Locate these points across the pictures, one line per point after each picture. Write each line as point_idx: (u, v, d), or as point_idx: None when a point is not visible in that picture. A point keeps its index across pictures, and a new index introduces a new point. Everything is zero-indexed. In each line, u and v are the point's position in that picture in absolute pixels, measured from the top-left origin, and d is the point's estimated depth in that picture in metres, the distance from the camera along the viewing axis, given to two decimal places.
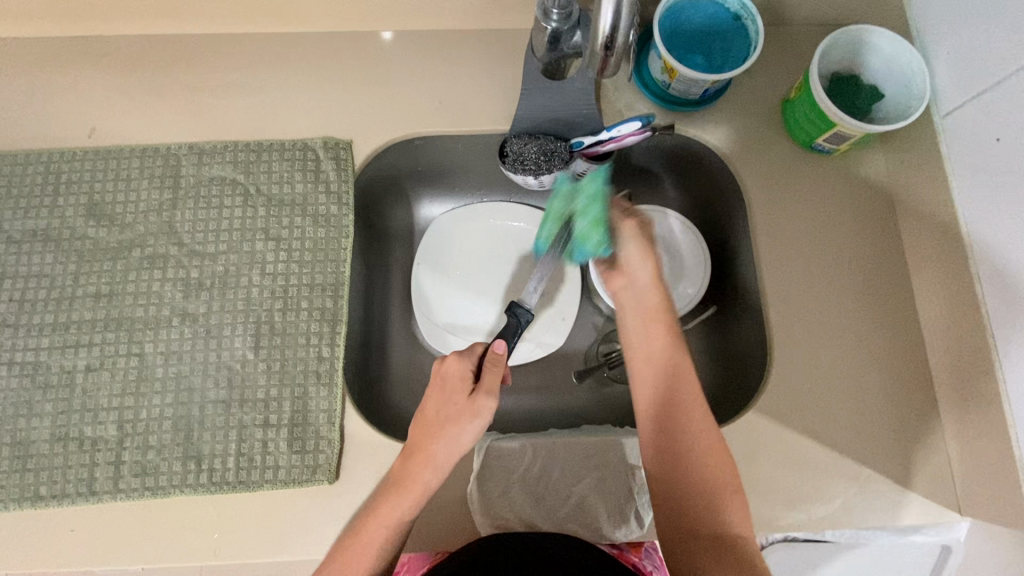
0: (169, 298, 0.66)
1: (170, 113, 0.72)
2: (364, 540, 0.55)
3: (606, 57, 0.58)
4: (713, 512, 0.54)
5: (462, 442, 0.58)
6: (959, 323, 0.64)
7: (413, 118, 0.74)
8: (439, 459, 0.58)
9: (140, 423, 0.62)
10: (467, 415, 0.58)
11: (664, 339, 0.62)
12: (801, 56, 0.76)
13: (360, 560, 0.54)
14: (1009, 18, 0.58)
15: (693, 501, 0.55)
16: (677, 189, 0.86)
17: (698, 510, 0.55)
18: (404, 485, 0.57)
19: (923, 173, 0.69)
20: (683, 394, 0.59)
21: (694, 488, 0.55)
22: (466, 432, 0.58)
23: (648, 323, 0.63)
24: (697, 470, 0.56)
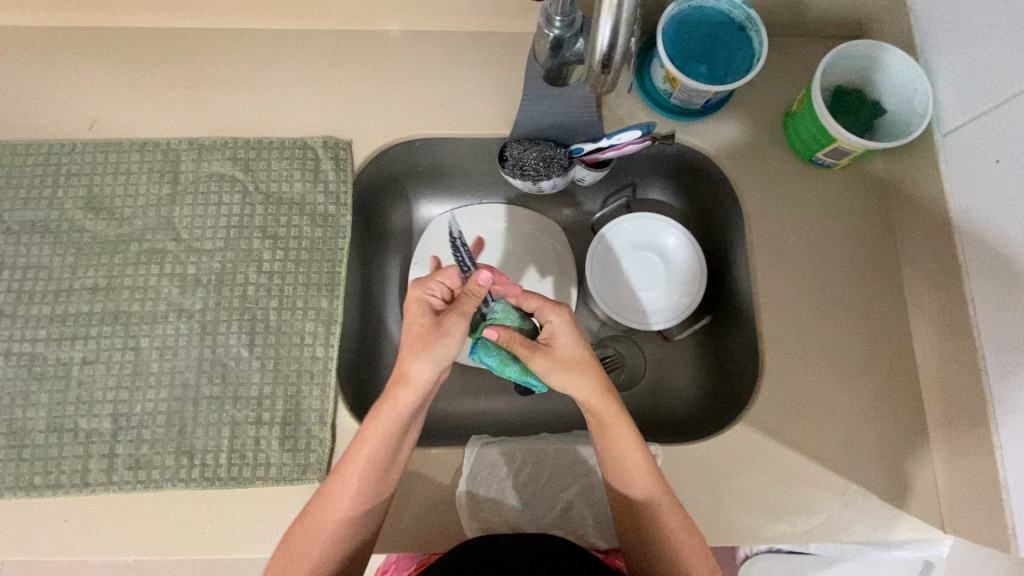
0: (166, 293, 0.67)
1: (171, 108, 0.72)
2: (347, 473, 0.56)
3: (603, 74, 0.58)
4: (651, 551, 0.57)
5: (447, 354, 0.57)
6: (951, 342, 0.64)
7: (414, 119, 0.74)
8: (422, 383, 0.57)
9: (134, 417, 0.63)
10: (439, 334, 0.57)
11: (597, 401, 0.59)
12: (805, 68, 0.76)
13: (337, 507, 0.55)
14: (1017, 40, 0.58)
15: (634, 533, 0.59)
16: (676, 196, 0.86)
17: (640, 544, 0.59)
18: (385, 414, 0.57)
19: (922, 191, 0.69)
20: (621, 444, 0.58)
21: (637, 527, 0.59)
22: (449, 346, 0.57)
23: (559, 375, 0.58)
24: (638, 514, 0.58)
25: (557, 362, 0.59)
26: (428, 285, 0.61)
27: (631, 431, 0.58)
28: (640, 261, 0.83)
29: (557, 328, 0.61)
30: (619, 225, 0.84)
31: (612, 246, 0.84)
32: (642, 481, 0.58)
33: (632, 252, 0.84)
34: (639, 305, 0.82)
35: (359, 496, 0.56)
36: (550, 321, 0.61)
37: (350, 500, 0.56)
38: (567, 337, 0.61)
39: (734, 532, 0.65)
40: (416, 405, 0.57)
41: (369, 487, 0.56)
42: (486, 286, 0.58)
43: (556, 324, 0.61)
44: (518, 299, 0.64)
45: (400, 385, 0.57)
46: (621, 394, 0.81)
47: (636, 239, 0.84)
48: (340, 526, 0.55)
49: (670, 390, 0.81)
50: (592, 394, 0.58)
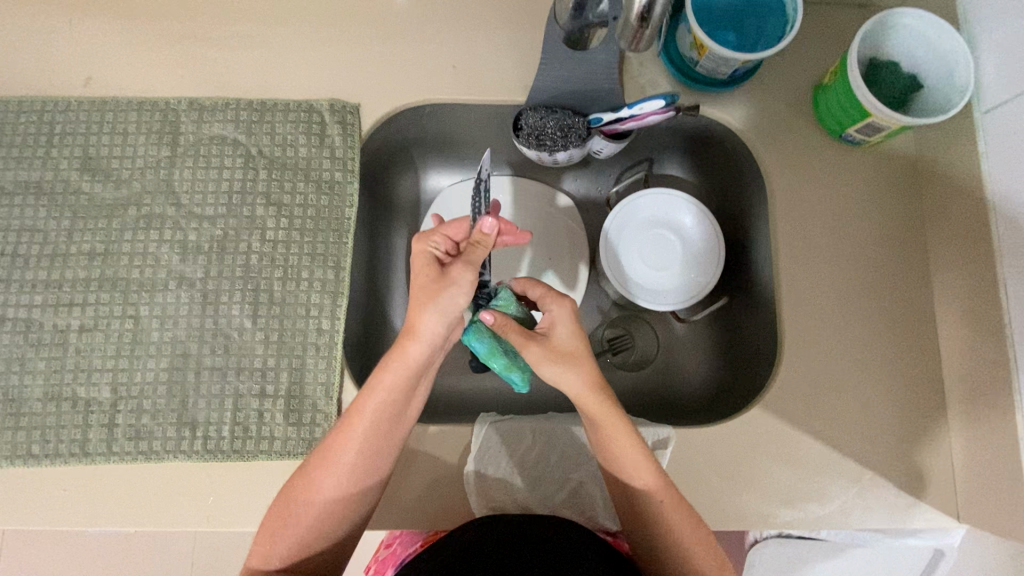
0: (166, 261, 0.64)
1: (170, 65, 0.68)
2: (351, 427, 0.54)
3: None
4: (649, 543, 0.56)
5: (455, 306, 0.53)
6: (979, 329, 0.62)
7: (425, 83, 0.70)
8: (432, 334, 0.52)
9: (134, 387, 0.61)
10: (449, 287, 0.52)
11: (588, 396, 0.56)
12: (838, 38, 0.72)
13: (332, 468, 0.53)
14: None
15: (632, 525, 0.58)
16: (695, 172, 0.83)
17: (638, 535, 0.58)
18: (398, 363, 0.53)
19: (956, 171, 0.66)
20: (615, 438, 0.56)
21: (634, 520, 0.57)
22: (457, 296, 0.53)
23: (549, 368, 0.56)
24: (634, 508, 0.57)
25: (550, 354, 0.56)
26: (434, 239, 0.56)
27: (627, 433, 0.55)
28: (656, 239, 0.80)
29: (554, 319, 0.58)
30: (638, 201, 0.80)
31: (627, 223, 0.81)
32: (636, 480, 0.56)
33: (650, 228, 0.81)
34: (653, 284, 0.79)
35: (362, 451, 0.54)
36: (549, 311, 0.59)
37: (356, 449, 0.53)
38: (563, 330, 0.58)
39: (746, 517, 0.63)
40: (427, 356, 0.54)
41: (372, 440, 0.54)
42: (491, 233, 0.54)
43: (553, 315, 0.59)
44: (523, 287, 0.63)
45: (409, 336, 0.53)
46: (632, 374, 0.80)
47: (652, 215, 0.81)
48: (341, 480, 0.53)
49: (682, 372, 0.79)
50: (583, 390, 0.56)
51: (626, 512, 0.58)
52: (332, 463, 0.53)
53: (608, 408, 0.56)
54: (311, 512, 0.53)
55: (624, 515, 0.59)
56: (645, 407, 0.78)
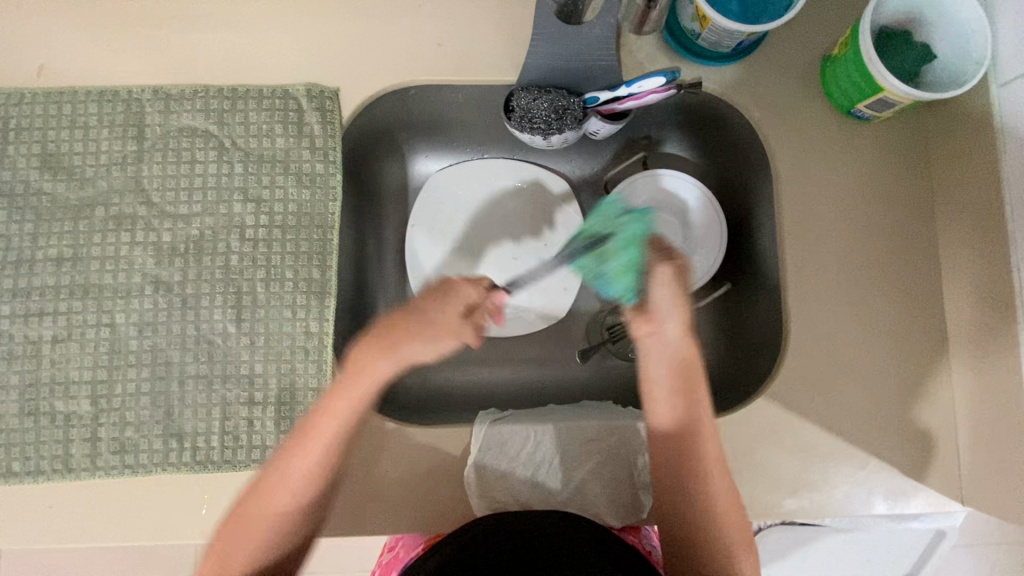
0: (140, 264, 0.60)
1: (130, 49, 0.63)
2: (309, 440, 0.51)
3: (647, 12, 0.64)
4: (695, 540, 0.56)
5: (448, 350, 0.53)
6: (990, 313, 0.60)
7: (409, 63, 0.65)
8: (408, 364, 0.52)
9: (115, 399, 0.58)
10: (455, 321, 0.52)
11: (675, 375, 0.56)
12: (847, 5, 0.68)
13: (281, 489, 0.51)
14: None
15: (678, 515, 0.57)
16: (695, 151, 0.79)
17: (684, 530, 0.56)
18: (366, 378, 0.52)
19: (969, 147, 0.63)
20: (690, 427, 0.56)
21: (683, 512, 0.57)
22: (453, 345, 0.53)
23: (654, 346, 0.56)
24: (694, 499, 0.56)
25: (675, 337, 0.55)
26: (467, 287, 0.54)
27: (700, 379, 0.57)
28: (656, 224, 0.77)
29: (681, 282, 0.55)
30: (638, 183, 0.78)
31: (625, 206, 0.78)
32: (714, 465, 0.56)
33: (650, 212, 0.78)
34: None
35: (306, 479, 0.51)
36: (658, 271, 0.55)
37: (310, 469, 0.51)
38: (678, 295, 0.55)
39: (750, 508, 0.63)
40: (371, 393, 0.53)
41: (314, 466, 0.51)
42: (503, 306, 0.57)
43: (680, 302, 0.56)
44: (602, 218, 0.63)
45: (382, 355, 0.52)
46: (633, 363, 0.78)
47: (652, 198, 0.78)
48: (307, 496, 0.51)
49: None
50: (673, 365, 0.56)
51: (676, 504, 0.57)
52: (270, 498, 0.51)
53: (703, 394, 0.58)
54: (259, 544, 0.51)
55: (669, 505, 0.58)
56: (646, 396, 0.77)
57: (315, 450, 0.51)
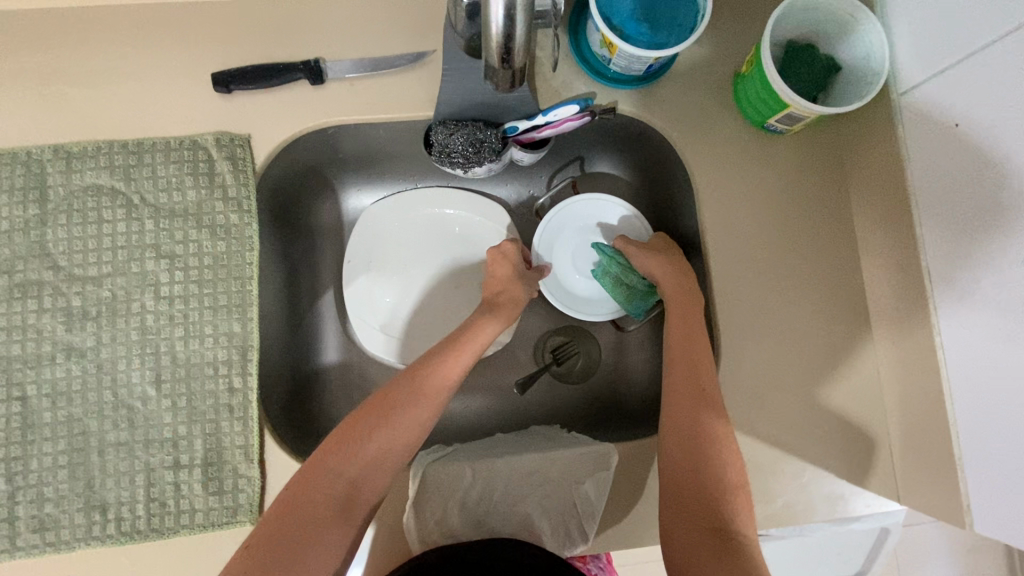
0: (50, 332, 0.58)
1: (26, 109, 0.61)
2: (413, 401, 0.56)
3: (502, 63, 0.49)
4: (698, 492, 0.53)
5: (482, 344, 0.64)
6: (908, 315, 0.61)
7: (320, 104, 0.64)
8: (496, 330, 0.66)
9: (31, 475, 0.56)
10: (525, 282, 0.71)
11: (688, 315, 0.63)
12: (754, 22, 0.69)
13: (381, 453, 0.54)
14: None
15: (685, 524, 0.52)
16: (624, 169, 0.80)
17: (700, 526, 0.51)
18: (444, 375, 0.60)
19: (877, 154, 0.64)
20: (700, 390, 0.57)
21: (694, 505, 0.52)
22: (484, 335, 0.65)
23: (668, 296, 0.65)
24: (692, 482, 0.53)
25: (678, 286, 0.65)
26: (488, 326, 0.66)
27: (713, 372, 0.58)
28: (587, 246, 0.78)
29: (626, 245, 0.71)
30: (572, 207, 0.78)
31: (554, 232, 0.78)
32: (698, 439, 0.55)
33: (584, 235, 0.79)
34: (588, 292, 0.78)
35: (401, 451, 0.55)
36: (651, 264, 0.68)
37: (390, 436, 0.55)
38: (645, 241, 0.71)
39: None
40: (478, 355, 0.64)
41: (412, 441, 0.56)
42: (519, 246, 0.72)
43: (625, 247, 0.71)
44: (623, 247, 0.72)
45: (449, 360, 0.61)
46: (578, 384, 0.78)
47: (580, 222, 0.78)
48: (367, 468, 0.53)
49: (627, 375, 0.78)
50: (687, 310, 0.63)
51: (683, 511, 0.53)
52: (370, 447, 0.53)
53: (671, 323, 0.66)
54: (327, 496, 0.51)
55: (672, 512, 0.54)
56: (593, 416, 0.77)
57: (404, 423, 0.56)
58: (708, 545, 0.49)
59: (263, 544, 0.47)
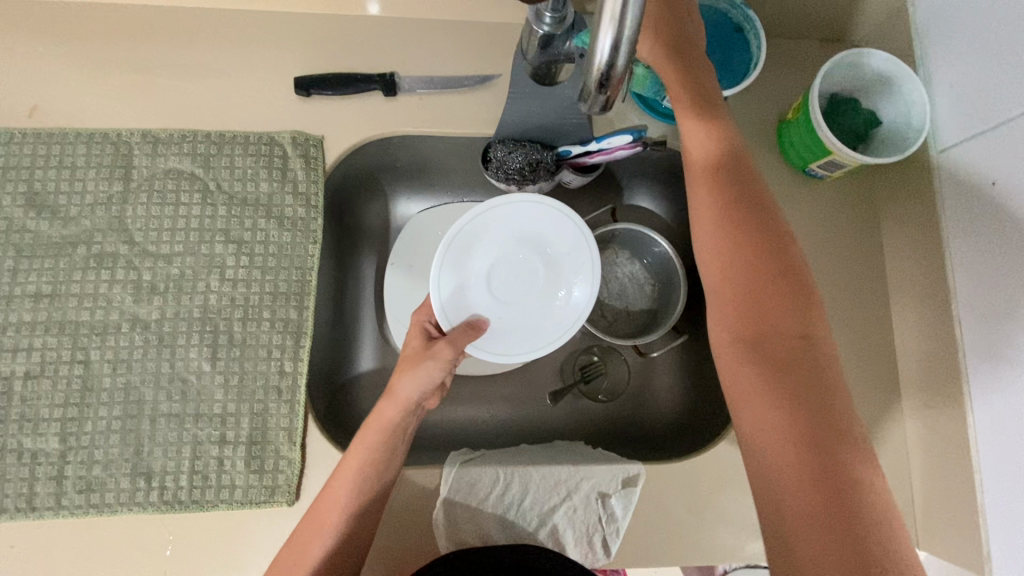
0: (119, 302, 0.61)
1: (123, 95, 0.66)
2: (344, 465, 0.56)
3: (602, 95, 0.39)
4: (796, 440, 0.46)
5: (431, 378, 0.60)
6: (937, 361, 0.64)
7: (391, 114, 0.69)
8: (409, 398, 0.60)
9: (84, 437, 0.58)
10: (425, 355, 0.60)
11: (738, 245, 0.55)
12: (799, 76, 0.74)
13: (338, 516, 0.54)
14: (1007, 57, 0.58)
15: (795, 491, 0.45)
16: (664, 200, 0.83)
17: (805, 483, 0.45)
18: (380, 419, 0.59)
19: (912, 207, 0.68)
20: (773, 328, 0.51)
21: (799, 467, 0.46)
22: (433, 370, 0.60)
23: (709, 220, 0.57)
24: (776, 413, 0.48)
25: (730, 209, 0.56)
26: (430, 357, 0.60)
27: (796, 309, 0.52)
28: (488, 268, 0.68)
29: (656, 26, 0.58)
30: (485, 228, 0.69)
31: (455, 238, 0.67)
32: (775, 369, 0.50)
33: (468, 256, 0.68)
34: (504, 323, 0.68)
35: (352, 514, 0.54)
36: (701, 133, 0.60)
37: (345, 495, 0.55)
38: (671, 58, 0.59)
39: (716, 554, 0.62)
40: (403, 418, 0.59)
41: (354, 502, 0.55)
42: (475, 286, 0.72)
43: (649, 43, 0.59)
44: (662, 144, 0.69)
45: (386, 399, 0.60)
46: (603, 405, 0.80)
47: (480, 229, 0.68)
48: (329, 543, 0.53)
49: (653, 399, 0.80)
50: (743, 236, 0.55)
51: (766, 447, 0.48)
52: (322, 524, 0.54)
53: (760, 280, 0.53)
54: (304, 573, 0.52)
55: (760, 466, 0.48)
56: (616, 436, 0.79)
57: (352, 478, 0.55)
58: (810, 500, 0.44)
59: None
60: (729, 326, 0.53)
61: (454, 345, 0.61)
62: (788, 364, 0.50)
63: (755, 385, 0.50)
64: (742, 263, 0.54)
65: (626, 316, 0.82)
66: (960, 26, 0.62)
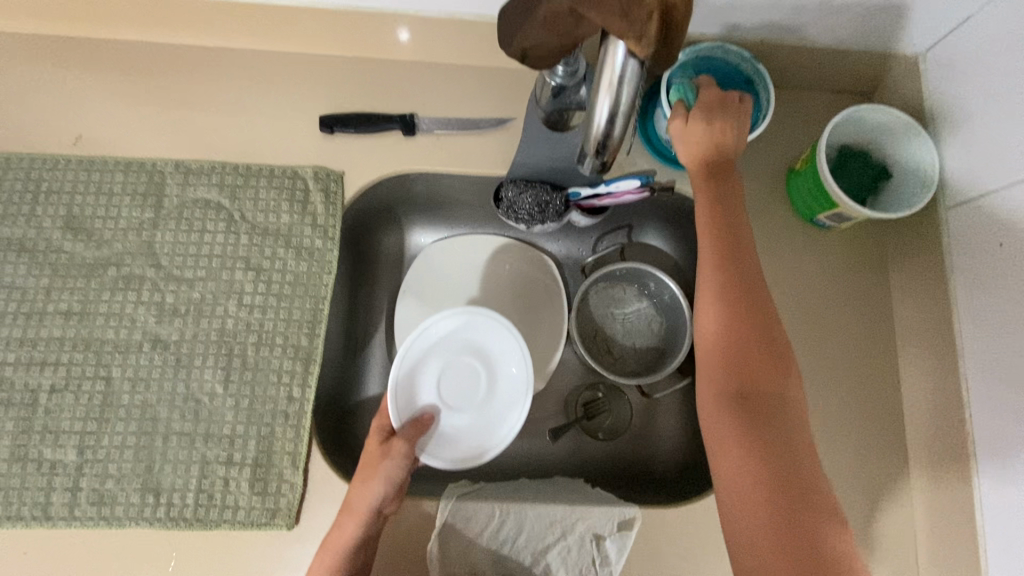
0: (142, 322, 0.65)
1: (161, 128, 0.70)
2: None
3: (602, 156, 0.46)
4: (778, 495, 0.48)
5: (397, 468, 0.61)
6: (943, 419, 0.63)
7: (409, 153, 0.72)
8: (366, 509, 0.58)
9: (101, 451, 0.61)
10: (380, 457, 0.61)
11: (742, 320, 0.55)
12: (809, 128, 0.76)
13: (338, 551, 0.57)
14: (1011, 122, 0.58)
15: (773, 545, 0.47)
16: (674, 241, 0.84)
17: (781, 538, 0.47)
18: (368, 468, 0.61)
19: (921, 260, 0.68)
20: (757, 380, 0.53)
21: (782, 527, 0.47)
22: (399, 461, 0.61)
23: (707, 304, 0.57)
24: (759, 499, 0.48)
25: (727, 283, 0.56)
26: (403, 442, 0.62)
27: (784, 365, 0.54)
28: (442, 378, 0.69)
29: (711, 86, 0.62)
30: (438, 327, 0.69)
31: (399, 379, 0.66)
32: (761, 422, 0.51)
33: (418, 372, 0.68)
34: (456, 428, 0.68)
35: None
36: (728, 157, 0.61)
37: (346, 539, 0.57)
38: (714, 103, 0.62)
39: None
40: (362, 533, 0.58)
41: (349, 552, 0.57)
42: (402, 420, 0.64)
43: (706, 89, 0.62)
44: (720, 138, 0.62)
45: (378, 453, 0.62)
46: (604, 442, 0.80)
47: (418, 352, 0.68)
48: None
49: (654, 439, 0.80)
50: (741, 307, 0.55)
51: (754, 537, 0.47)
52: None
53: (754, 337, 0.54)
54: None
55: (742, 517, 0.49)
56: (616, 475, 0.78)
57: (354, 520, 0.58)
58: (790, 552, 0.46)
59: None
60: (716, 371, 0.54)
61: (408, 441, 0.63)
62: (789, 451, 0.50)
63: (749, 467, 0.50)
64: (735, 329, 0.55)
65: (632, 354, 0.83)
66: (974, 83, 0.63)
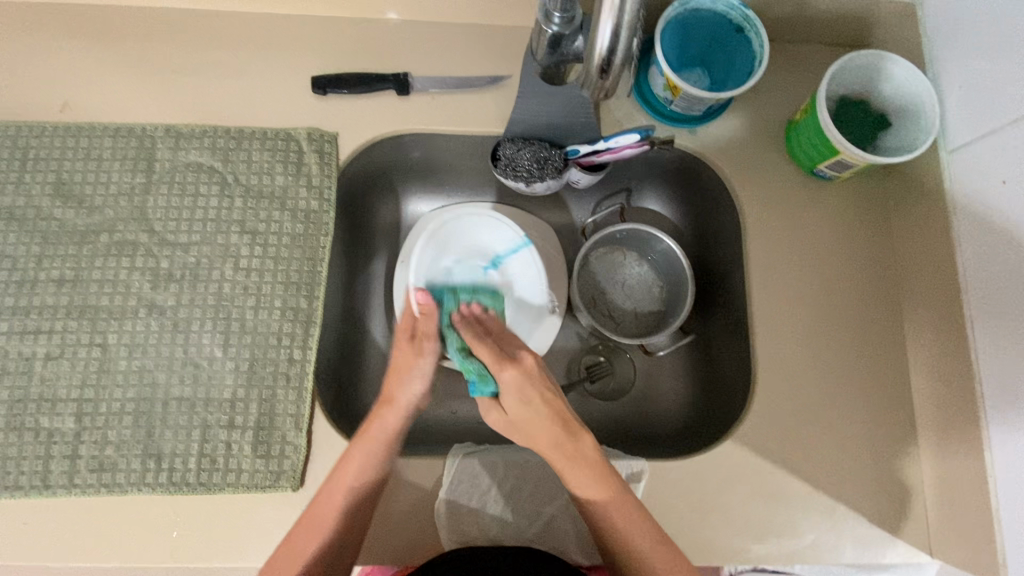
0: (137, 288, 0.64)
1: (149, 93, 0.69)
2: (342, 468, 0.58)
3: (601, 78, 0.50)
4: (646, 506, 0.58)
5: (422, 372, 0.67)
6: (949, 362, 0.63)
7: (403, 112, 0.71)
8: (408, 403, 0.66)
9: (99, 417, 0.60)
10: (414, 356, 0.67)
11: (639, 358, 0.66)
12: (807, 80, 0.75)
13: (371, 447, 0.60)
14: (1011, 58, 0.58)
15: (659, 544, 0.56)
16: (673, 202, 0.84)
17: (663, 552, 0.56)
18: (396, 373, 0.67)
19: (923, 207, 0.67)
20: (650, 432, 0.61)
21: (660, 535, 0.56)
22: (426, 364, 0.67)
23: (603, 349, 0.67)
24: (636, 507, 0.57)
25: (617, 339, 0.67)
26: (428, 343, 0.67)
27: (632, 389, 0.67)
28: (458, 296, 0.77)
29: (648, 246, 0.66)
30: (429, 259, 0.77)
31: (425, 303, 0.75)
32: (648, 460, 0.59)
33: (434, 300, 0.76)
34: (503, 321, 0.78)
35: (354, 496, 0.57)
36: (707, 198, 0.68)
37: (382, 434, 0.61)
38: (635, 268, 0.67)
39: (718, 552, 0.62)
40: (402, 424, 0.64)
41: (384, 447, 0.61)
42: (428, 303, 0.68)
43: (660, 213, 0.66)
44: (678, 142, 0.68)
45: (401, 358, 0.68)
46: (608, 404, 0.80)
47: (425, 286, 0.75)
48: (362, 478, 0.58)
49: (658, 400, 0.79)
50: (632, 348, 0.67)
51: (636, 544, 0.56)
52: (326, 501, 0.57)
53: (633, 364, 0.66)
54: (299, 567, 0.56)
55: (613, 528, 0.57)
56: (621, 436, 0.78)
57: (393, 418, 0.64)
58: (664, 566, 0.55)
59: (307, 526, 0.57)
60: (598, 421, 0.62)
61: (433, 337, 0.67)
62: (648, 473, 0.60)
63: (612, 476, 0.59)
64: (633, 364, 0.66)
65: (633, 318, 0.82)
66: (977, 21, 0.62)
